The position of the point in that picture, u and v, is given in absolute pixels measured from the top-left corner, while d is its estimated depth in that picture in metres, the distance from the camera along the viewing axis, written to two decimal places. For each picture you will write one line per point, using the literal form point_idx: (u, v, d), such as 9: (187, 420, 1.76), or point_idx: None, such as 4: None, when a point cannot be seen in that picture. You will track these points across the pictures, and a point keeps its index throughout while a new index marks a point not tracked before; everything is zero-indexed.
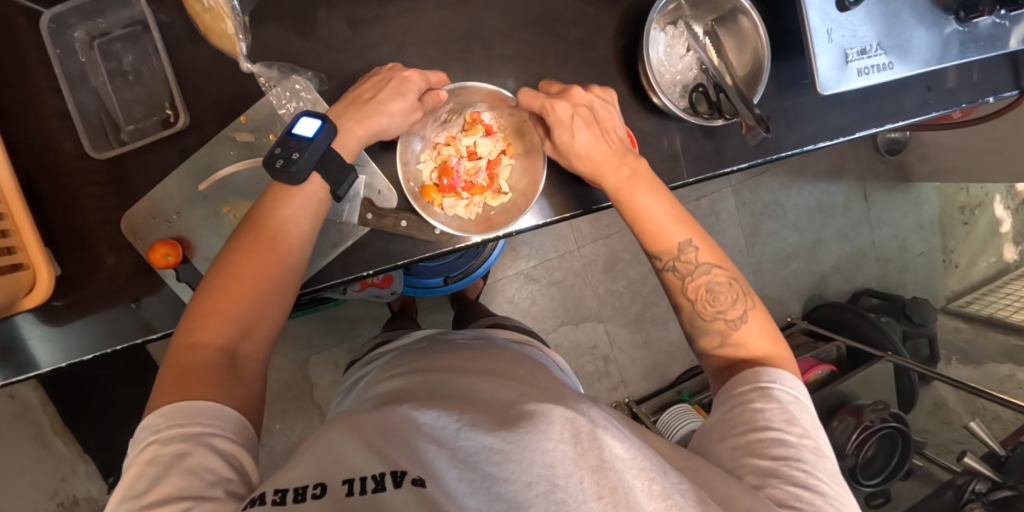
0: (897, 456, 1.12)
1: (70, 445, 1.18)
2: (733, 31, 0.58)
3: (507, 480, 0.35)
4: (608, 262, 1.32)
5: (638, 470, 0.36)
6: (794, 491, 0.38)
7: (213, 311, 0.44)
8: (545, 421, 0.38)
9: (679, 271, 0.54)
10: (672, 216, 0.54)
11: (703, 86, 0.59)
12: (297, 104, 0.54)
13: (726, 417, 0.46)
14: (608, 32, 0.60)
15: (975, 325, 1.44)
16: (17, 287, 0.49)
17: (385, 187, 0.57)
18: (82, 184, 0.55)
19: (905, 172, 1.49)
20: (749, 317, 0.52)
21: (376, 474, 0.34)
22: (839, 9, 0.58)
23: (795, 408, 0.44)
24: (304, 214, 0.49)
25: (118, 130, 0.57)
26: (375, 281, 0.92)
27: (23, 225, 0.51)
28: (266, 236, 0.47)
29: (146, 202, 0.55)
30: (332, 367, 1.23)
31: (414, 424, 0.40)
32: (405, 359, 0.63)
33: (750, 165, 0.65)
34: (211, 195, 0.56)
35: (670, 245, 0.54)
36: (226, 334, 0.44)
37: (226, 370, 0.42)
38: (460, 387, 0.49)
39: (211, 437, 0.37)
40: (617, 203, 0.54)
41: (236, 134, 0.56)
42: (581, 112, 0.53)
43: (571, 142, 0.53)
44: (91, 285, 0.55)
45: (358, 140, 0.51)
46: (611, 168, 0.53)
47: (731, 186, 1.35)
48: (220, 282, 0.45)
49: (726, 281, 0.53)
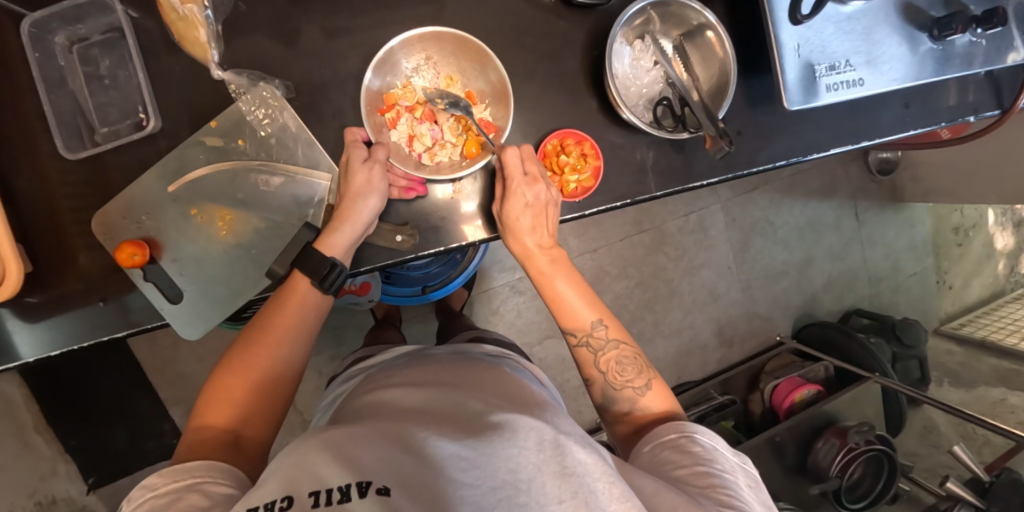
0: (884, 479, 1.09)
1: (50, 444, 1.23)
2: (700, 47, 0.58)
3: (472, 484, 0.34)
4: (595, 274, 1.26)
5: (600, 474, 0.37)
6: (723, 509, 0.41)
7: (217, 399, 0.48)
8: (511, 433, 0.39)
9: (591, 346, 0.57)
10: (585, 298, 0.58)
11: (667, 100, 0.58)
12: (266, 111, 0.56)
13: (660, 456, 0.49)
14: (577, 47, 0.60)
15: (968, 349, 1.42)
16: None
17: None
18: (57, 186, 0.56)
19: (898, 192, 1.47)
20: (652, 386, 0.56)
21: (341, 484, 0.32)
22: (790, 23, 0.58)
23: (717, 450, 0.49)
24: (301, 308, 0.53)
25: (90, 131, 0.57)
26: (353, 288, 0.92)
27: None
28: (272, 321, 0.52)
29: (118, 203, 0.55)
30: (315, 375, 1.23)
31: (383, 437, 0.38)
32: (373, 380, 0.61)
33: (719, 181, 0.65)
34: (178, 197, 0.56)
35: (582, 325, 0.58)
36: (232, 417, 0.47)
37: (230, 447, 0.45)
38: (409, 402, 0.49)
39: (205, 484, 0.39)
40: (538, 284, 0.59)
41: (206, 139, 0.56)
42: (532, 204, 0.55)
43: (515, 220, 0.54)
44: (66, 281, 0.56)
45: (346, 236, 0.53)
46: (536, 254, 0.58)
47: (721, 203, 1.34)
48: (224, 374, 0.50)
49: (631, 355, 0.57)
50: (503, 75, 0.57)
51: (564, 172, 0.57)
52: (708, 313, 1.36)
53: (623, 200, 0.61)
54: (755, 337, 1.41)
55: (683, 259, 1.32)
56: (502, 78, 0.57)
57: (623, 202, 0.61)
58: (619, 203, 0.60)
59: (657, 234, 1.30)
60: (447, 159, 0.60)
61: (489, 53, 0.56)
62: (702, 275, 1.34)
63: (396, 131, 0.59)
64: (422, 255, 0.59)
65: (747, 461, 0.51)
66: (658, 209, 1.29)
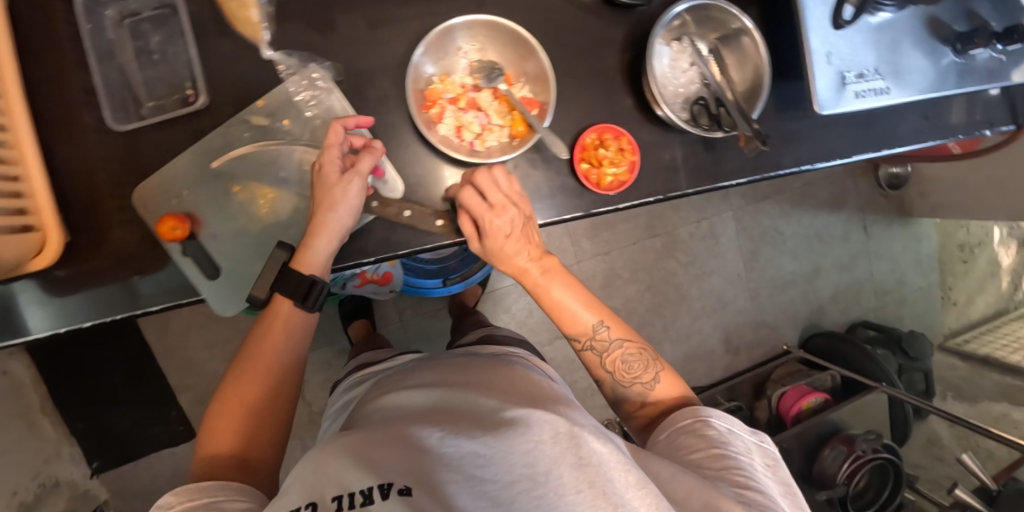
0: (889, 488, 1.10)
1: (55, 426, 1.20)
2: (734, 50, 0.60)
3: (491, 480, 0.35)
4: (607, 277, 1.27)
5: (616, 464, 0.37)
6: (740, 492, 0.43)
7: (216, 430, 0.50)
8: (528, 426, 0.39)
9: (596, 349, 0.58)
10: (585, 301, 0.58)
11: (704, 99, 0.60)
12: (312, 92, 0.57)
13: (677, 442, 0.51)
14: (615, 44, 0.62)
15: (972, 364, 1.44)
16: (26, 247, 0.50)
17: (392, 177, 0.57)
18: (98, 160, 0.57)
19: (906, 207, 1.49)
20: (660, 378, 0.58)
21: (364, 487, 0.33)
22: (833, 27, 0.61)
23: (732, 431, 0.51)
24: (284, 332, 0.56)
25: (137, 106, 0.58)
26: (375, 278, 0.91)
27: (38, 189, 0.52)
28: (260, 347, 0.54)
29: (159, 177, 0.56)
30: (324, 366, 1.23)
31: (400, 441, 0.40)
32: (392, 384, 0.61)
33: (747, 181, 0.65)
34: (220, 173, 0.58)
35: (585, 329, 0.58)
36: (234, 444, 0.49)
37: (238, 467, 0.47)
38: (431, 403, 0.50)
39: (221, 502, 0.41)
40: (534, 295, 0.57)
41: (251, 118, 0.57)
42: (517, 223, 0.53)
43: (501, 249, 0.53)
44: (101, 253, 0.56)
45: (321, 252, 0.52)
46: (530, 269, 0.56)
47: (732, 211, 1.36)
48: (220, 406, 0.51)
49: (636, 352, 0.58)
50: (539, 54, 0.58)
51: (603, 164, 0.57)
52: (716, 319, 1.37)
53: (657, 195, 0.61)
54: (762, 345, 1.42)
55: (694, 265, 1.33)
56: (538, 58, 0.58)
57: (658, 197, 0.61)
58: (653, 198, 0.60)
59: (669, 239, 1.31)
60: (497, 142, 0.59)
61: (524, 35, 0.57)
62: (712, 281, 1.36)
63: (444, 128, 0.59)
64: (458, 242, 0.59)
65: (765, 439, 0.53)
66: (670, 214, 1.31)
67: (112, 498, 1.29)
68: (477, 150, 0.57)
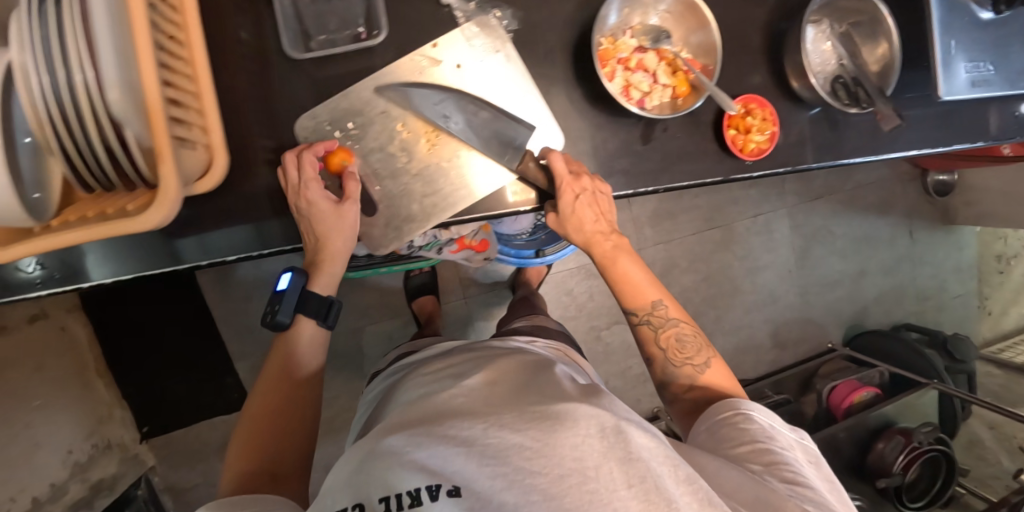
0: (942, 480, 1.14)
1: (110, 389, 1.16)
2: (868, 35, 0.63)
3: (538, 474, 0.32)
4: (666, 265, 1.31)
5: (663, 459, 0.36)
6: (791, 487, 0.43)
7: (245, 445, 0.51)
8: (573, 419, 0.36)
9: (653, 324, 0.60)
10: (647, 278, 0.61)
11: (843, 78, 0.63)
12: (492, 38, 0.55)
13: (719, 435, 0.51)
14: (758, 23, 0.64)
15: (1008, 371, 1.46)
16: (194, 167, 0.47)
17: (559, 131, 0.57)
18: (246, 98, 0.54)
19: (949, 215, 1.53)
20: (712, 363, 0.59)
21: (411, 488, 0.32)
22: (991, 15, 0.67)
23: (774, 427, 0.50)
24: (306, 346, 0.58)
25: (306, 39, 0.55)
26: (472, 243, 0.93)
27: (208, 104, 0.48)
28: (286, 360, 0.56)
29: (325, 110, 0.53)
30: (386, 339, 1.26)
31: (438, 432, 0.37)
32: (418, 373, 0.59)
33: (862, 161, 0.68)
34: (395, 106, 0.53)
35: (643, 304, 0.60)
36: (262, 457, 0.50)
37: (269, 480, 0.48)
38: (463, 383, 0.47)
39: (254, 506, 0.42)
40: (600, 265, 0.61)
41: (425, 58, 0.54)
42: (591, 195, 0.55)
43: (574, 212, 0.55)
44: (243, 195, 0.54)
45: (330, 277, 0.57)
46: (598, 238, 0.59)
47: (787, 208, 1.40)
48: (247, 421, 0.53)
49: (691, 332, 0.60)
50: (706, 15, 0.56)
51: (750, 132, 0.60)
52: (767, 313, 1.41)
53: (785, 167, 0.65)
54: (807, 342, 1.45)
55: (748, 259, 1.38)
56: (704, 18, 0.56)
57: (786, 167, 0.64)
58: (783, 169, 0.64)
59: (727, 232, 1.35)
60: (661, 102, 0.58)
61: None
62: (765, 276, 1.40)
63: (614, 82, 0.56)
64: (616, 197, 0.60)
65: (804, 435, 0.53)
66: (729, 208, 1.35)
67: (158, 464, 1.26)
68: (647, 110, 0.56)
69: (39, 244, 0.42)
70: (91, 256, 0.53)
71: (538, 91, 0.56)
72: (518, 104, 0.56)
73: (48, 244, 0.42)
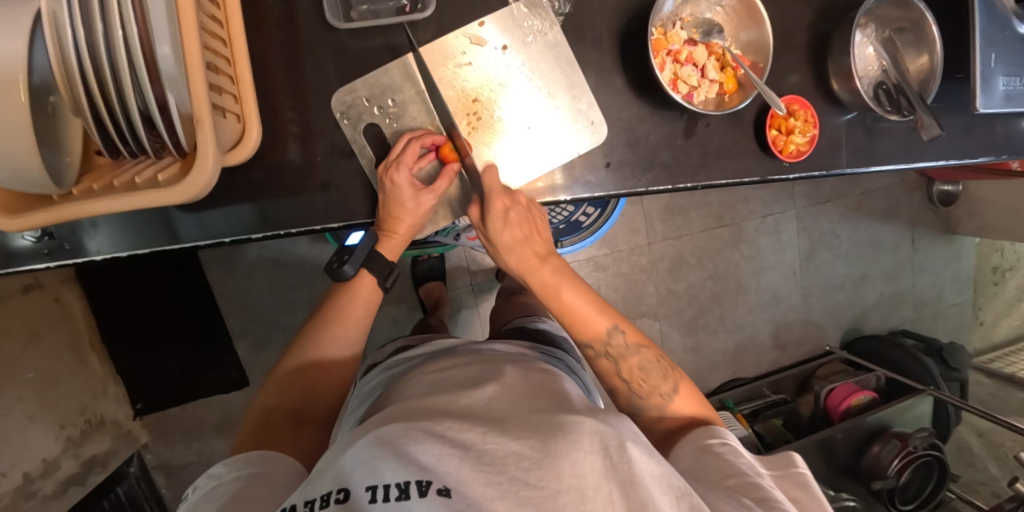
0: (933, 483, 1.17)
1: (105, 363, 1.08)
2: (911, 41, 0.62)
3: (536, 486, 0.32)
4: (674, 261, 1.33)
5: (667, 488, 0.37)
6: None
7: (285, 383, 0.57)
8: (574, 433, 0.36)
9: (611, 358, 0.57)
10: (597, 307, 0.58)
11: (886, 84, 0.62)
12: (537, 22, 0.55)
13: (702, 462, 0.48)
14: (804, 21, 0.63)
15: (997, 381, 1.46)
16: (228, 135, 0.46)
17: (597, 119, 0.57)
18: (280, 69, 0.53)
19: (952, 224, 1.55)
20: (679, 389, 0.57)
21: (400, 481, 0.31)
22: None
23: (760, 464, 0.48)
24: (360, 307, 0.62)
25: (347, 8, 0.53)
26: None
27: (244, 75, 0.47)
28: (341, 314, 0.61)
29: (365, 84, 0.54)
30: (390, 323, 1.25)
31: (436, 432, 0.36)
32: (408, 371, 0.57)
33: (893, 169, 0.67)
34: (441, 85, 0.54)
35: (599, 334, 0.57)
36: (294, 402, 0.56)
37: (288, 427, 0.53)
38: (455, 385, 0.46)
39: (261, 471, 0.44)
40: (545, 296, 0.57)
41: (471, 36, 0.54)
42: (520, 213, 0.54)
43: (500, 237, 0.54)
44: (268, 168, 0.53)
45: (398, 243, 0.59)
46: (534, 264, 0.56)
47: (796, 210, 1.42)
48: (293, 359, 0.59)
49: (654, 359, 0.58)
50: (760, 11, 0.56)
51: (792, 133, 0.60)
52: (768, 313, 1.44)
53: (820, 170, 0.64)
54: (807, 344, 1.48)
55: (755, 259, 1.40)
56: (759, 14, 0.56)
57: (822, 170, 0.64)
58: (818, 172, 0.64)
59: (736, 230, 1.38)
60: (706, 98, 0.59)
61: None
62: (770, 276, 1.42)
63: (663, 74, 0.56)
64: (648, 190, 0.60)
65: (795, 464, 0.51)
66: (740, 207, 1.37)
67: (152, 441, 1.20)
68: (695, 104, 0.57)
69: (68, 211, 0.41)
70: (97, 229, 0.53)
71: (582, 81, 0.57)
72: (559, 89, 0.56)
73: (77, 210, 0.40)
